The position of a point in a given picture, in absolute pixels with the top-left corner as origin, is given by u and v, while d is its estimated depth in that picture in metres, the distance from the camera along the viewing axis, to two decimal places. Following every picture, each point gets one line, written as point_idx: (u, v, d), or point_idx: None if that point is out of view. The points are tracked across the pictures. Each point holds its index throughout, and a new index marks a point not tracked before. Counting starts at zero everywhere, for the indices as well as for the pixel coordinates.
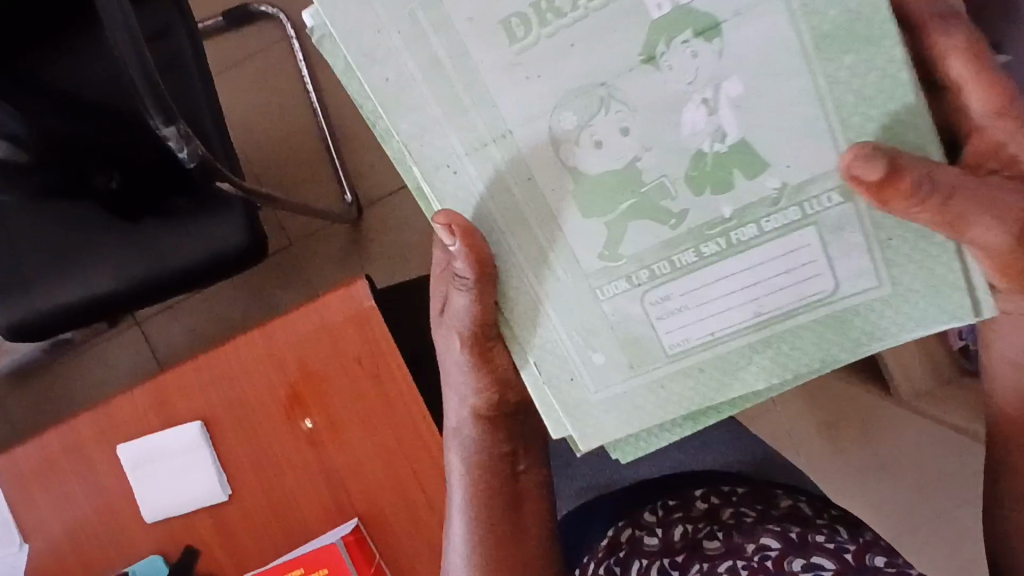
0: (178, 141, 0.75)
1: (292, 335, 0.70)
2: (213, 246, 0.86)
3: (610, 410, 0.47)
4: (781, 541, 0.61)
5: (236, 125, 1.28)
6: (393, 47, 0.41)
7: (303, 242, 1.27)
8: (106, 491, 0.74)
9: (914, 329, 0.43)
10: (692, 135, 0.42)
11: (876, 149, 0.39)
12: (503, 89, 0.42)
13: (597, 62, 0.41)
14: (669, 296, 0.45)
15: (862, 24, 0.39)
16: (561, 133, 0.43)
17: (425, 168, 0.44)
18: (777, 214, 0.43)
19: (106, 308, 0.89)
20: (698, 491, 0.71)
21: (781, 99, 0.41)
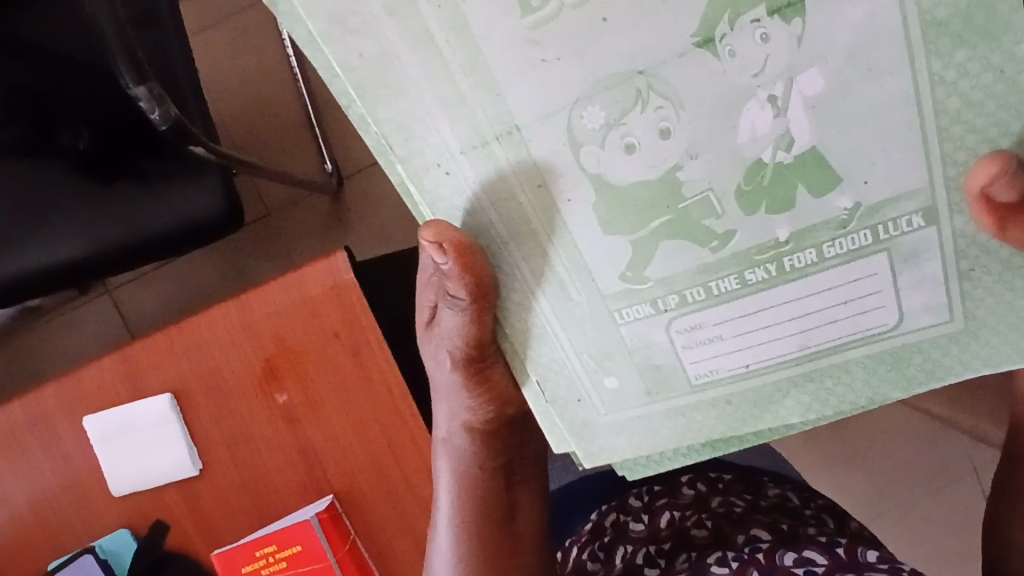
0: (150, 101, 0.72)
1: (270, 308, 0.68)
2: (187, 213, 0.83)
3: (621, 433, 0.47)
4: (771, 533, 0.61)
5: (213, 87, 1.24)
6: (371, 14, 0.35)
7: (284, 212, 1.24)
8: (73, 464, 0.72)
9: (980, 368, 0.39)
10: (751, 141, 0.36)
11: (1019, 167, 0.33)
12: (513, 75, 0.36)
13: (637, 45, 0.34)
14: (701, 325, 0.41)
15: (982, 12, 0.31)
16: (584, 131, 0.37)
17: (412, 166, 0.40)
18: (844, 238, 0.37)
19: (75, 275, 0.86)
20: (685, 477, 0.70)
21: (861, 103, 0.34)
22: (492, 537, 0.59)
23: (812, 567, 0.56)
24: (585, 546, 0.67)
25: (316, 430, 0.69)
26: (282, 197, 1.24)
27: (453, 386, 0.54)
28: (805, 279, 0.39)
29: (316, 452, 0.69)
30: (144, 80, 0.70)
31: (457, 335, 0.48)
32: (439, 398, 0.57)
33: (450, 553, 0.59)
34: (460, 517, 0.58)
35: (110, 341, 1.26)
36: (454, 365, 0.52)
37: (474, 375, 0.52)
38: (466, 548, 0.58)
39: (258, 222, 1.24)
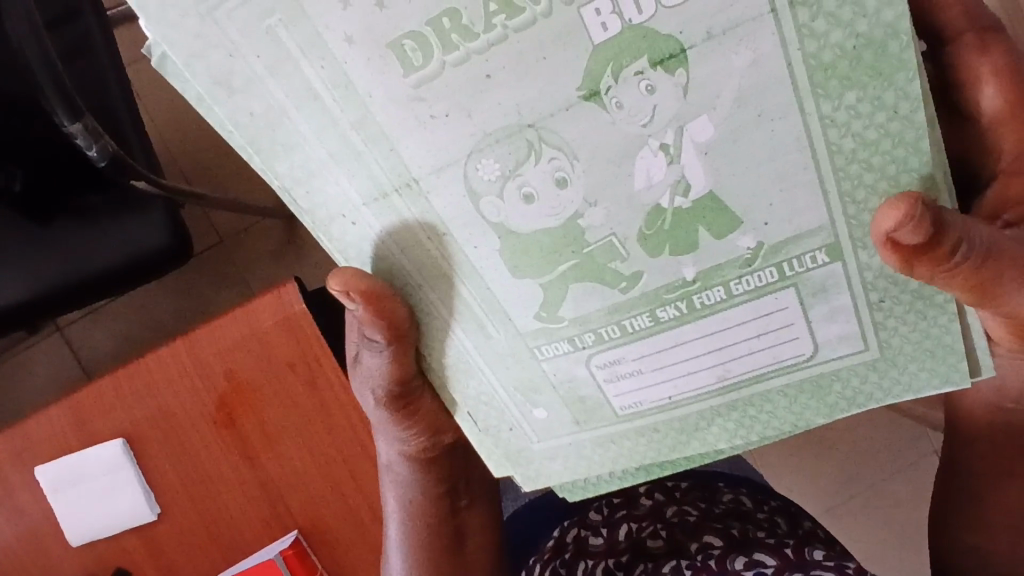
0: (87, 137, 0.71)
1: (218, 345, 0.66)
2: (132, 249, 0.82)
3: (556, 459, 0.48)
4: (724, 539, 0.62)
5: (156, 116, 1.21)
6: (255, 75, 0.34)
7: (236, 239, 1.22)
8: (21, 517, 0.69)
9: (901, 393, 0.40)
10: (647, 188, 0.35)
11: (925, 210, 0.32)
12: (403, 133, 0.35)
13: (524, 98, 0.34)
14: (618, 360, 0.42)
15: (870, 51, 0.31)
16: (480, 184, 0.36)
17: (318, 219, 0.39)
18: (750, 277, 0.38)
19: (22, 316, 0.84)
20: (642, 486, 0.70)
21: (754, 151, 0.34)
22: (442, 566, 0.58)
23: (761, 569, 0.58)
24: (546, 562, 0.65)
25: (263, 474, 0.68)
26: (234, 224, 1.22)
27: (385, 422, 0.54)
28: (714, 316, 0.39)
29: (262, 494, 0.68)
30: (80, 117, 0.69)
31: (380, 373, 0.48)
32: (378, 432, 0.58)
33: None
34: (406, 551, 0.58)
35: (63, 380, 1.22)
36: (380, 402, 0.51)
37: (403, 411, 0.52)
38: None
39: (210, 251, 1.22)
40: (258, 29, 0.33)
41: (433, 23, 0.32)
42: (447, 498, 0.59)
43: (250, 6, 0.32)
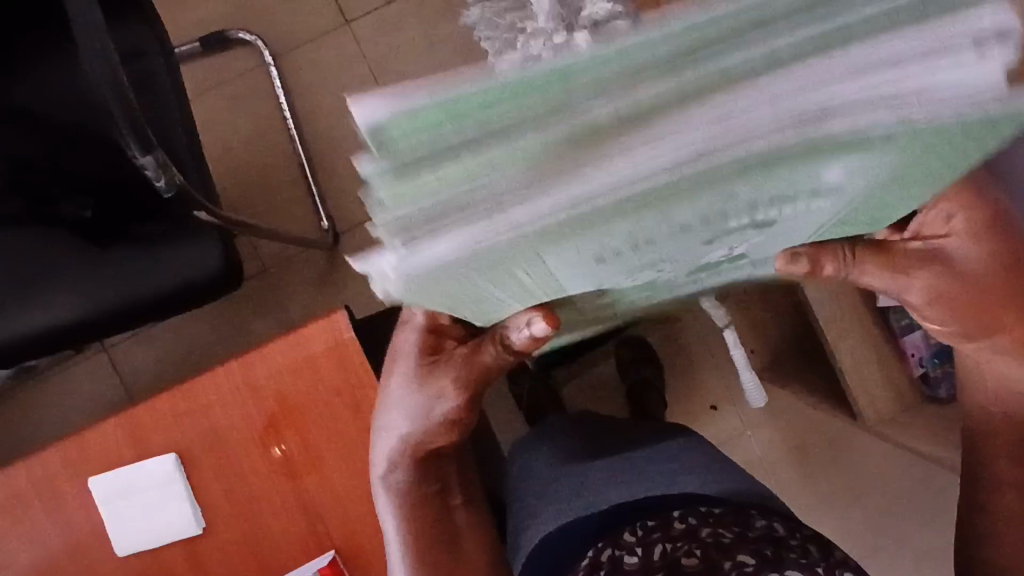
0: (156, 169, 0.76)
1: (271, 367, 0.70)
2: (186, 274, 0.86)
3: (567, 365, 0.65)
4: (756, 558, 0.62)
5: (212, 152, 1.29)
6: (461, 276, 0.33)
7: (280, 267, 1.28)
8: (74, 527, 0.72)
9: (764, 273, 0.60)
10: (705, 254, 0.45)
11: (798, 252, 0.46)
12: (563, 268, 0.37)
13: (665, 238, 0.37)
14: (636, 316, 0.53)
15: (917, 175, 0.35)
16: (599, 271, 0.41)
17: (466, 302, 0.42)
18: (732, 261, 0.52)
19: (72, 336, 0.88)
20: (677, 512, 0.71)
21: (796, 229, 0.42)
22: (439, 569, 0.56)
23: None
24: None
25: (310, 488, 0.71)
26: (279, 254, 1.28)
27: (424, 411, 0.57)
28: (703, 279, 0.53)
29: (304, 511, 0.71)
30: (151, 151, 0.74)
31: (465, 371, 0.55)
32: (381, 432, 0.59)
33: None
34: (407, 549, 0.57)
35: (109, 398, 1.27)
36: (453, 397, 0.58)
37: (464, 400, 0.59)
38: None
39: (256, 278, 1.28)
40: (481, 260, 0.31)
41: (630, 228, 0.33)
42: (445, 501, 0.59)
43: (485, 257, 0.30)
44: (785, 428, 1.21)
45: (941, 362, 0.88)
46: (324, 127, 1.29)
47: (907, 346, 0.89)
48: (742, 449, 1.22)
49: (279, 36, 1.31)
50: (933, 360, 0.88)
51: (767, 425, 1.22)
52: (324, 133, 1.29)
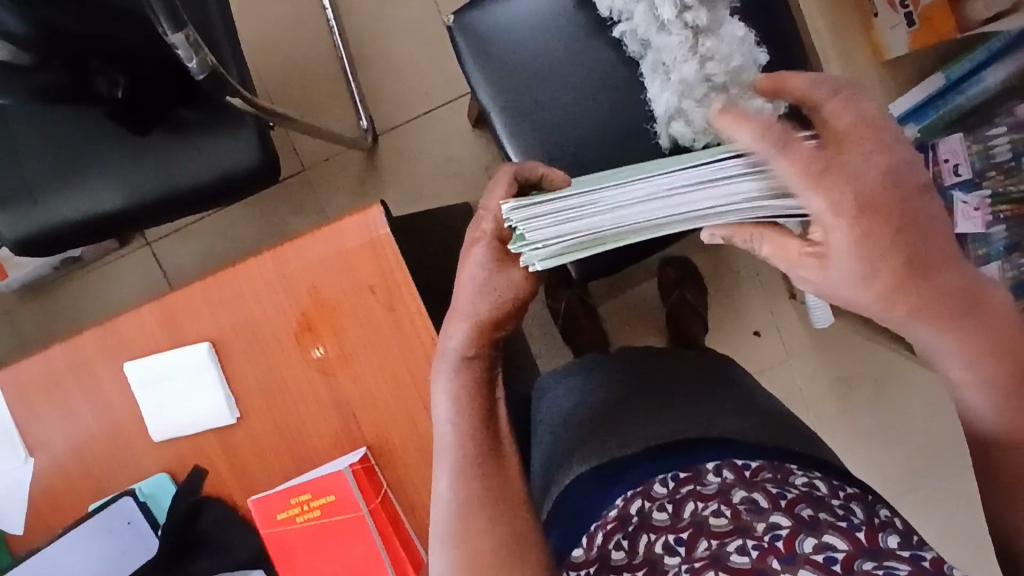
0: (188, 49, 0.72)
1: (306, 259, 0.68)
2: (226, 166, 0.87)
3: None
4: (792, 519, 0.52)
5: (249, 42, 1.24)
6: None
7: (317, 167, 1.25)
8: (110, 409, 0.73)
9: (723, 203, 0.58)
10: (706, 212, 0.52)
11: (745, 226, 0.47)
12: None
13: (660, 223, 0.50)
14: None
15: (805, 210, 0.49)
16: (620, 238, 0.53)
17: None
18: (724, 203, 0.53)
19: (116, 225, 0.90)
20: (711, 465, 0.63)
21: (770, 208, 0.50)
22: (479, 471, 0.54)
23: (833, 554, 0.48)
24: (609, 534, 0.60)
25: (343, 383, 0.69)
26: (317, 151, 1.24)
27: (493, 300, 0.54)
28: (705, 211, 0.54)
29: (338, 408, 0.70)
30: (182, 28, 0.69)
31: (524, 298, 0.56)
32: (453, 315, 0.55)
33: (451, 493, 0.54)
34: (461, 435, 0.55)
35: (149, 291, 1.28)
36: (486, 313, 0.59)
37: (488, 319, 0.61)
38: (466, 483, 0.54)
39: (293, 176, 1.25)
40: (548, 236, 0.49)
41: None
42: (493, 393, 0.57)
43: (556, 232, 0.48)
44: (830, 364, 1.21)
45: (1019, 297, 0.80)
46: (364, 20, 1.23)
47: None
48: (785, 383, 1.21)
49: None
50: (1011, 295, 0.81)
51: (811, 357, 1.21)
52: (365, 25, 1.23)
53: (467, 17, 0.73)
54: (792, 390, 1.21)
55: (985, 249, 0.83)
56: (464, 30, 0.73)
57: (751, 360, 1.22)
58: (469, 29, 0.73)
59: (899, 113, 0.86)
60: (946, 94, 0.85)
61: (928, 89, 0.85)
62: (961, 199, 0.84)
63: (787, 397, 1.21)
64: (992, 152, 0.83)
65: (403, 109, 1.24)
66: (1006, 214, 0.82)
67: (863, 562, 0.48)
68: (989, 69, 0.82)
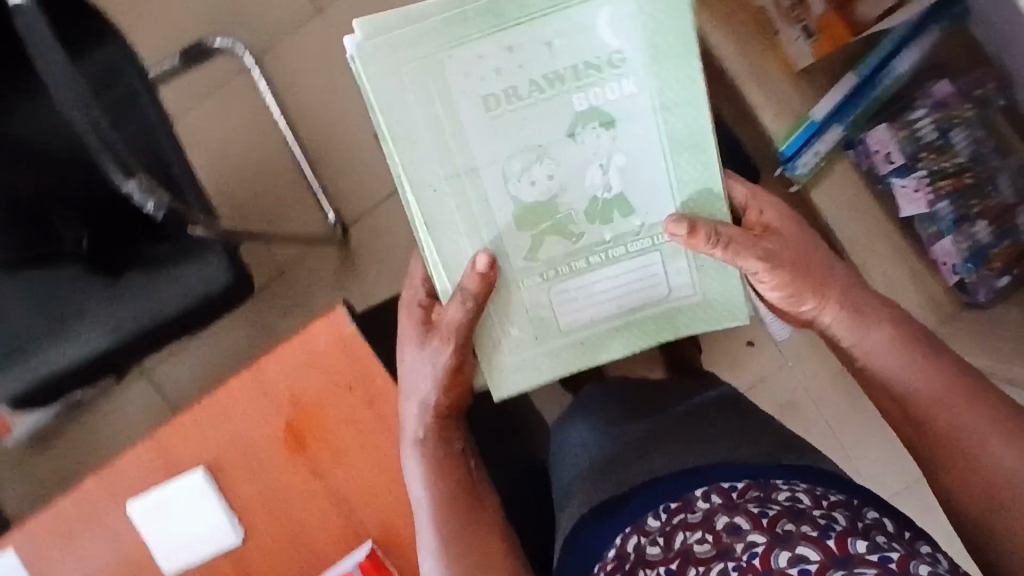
0: (143, 193, 0.76)
1: (282, 369, 0.70)
2: (199, 289, 0.90)
3: (543, 356, 0.63)
4: (766, 534, 0.55)
5: (209, 163, 1.30)
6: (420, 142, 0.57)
7: (294, 268, 1.28)
8: (121, 548, 0.74)
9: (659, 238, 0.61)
10: (591, 183, 0.59)
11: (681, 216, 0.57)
12: (478, 139, 0.57)
13: (539, 129, 0.58)
14: (567, 288, 0.61)
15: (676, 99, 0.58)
16: (510, 176, 0.58)
17: (420, 191, 0.58)
18: (607, 168, 0.59)
19: (104, 365, 0.92)
20: (701, 491, 0.64)
21: (641, 118, 0.58)
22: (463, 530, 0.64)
23: (806, 566, 0.51)
24: None
25: (337, 481, 0.71)
26: (292, 254, 1.28)
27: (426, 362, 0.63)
28: (602, 151, 0.59)
29: (337, 507, 0.71)
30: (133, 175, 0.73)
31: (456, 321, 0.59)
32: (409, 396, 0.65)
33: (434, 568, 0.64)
34: (436, 510, 0.65)
35: (152, 419, 1.30)
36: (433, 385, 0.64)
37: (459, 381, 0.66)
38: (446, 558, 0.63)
39: (273, 281, 1.28)
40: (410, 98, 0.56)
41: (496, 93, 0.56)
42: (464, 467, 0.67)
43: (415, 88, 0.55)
44: (828, 361, 1.22)
45: (975, 266, 0.85)
46: (317, 121, 1.29)
47: (939, 255, 0.88)
48: (787, 388, 1.22)
49: (258, 37, 1.30)
50: (968, 266, 0.86)
51: (807, 357, 1.22)
52: (319, 125, 1.29)
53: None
54: (796, 394, 1.22)
55: (936, 227, 0.87)
56: None
57: (749, 370, 1.23)
58: None
59: (822, 117, 0.87)
60: (863, 89, 0.87)
61: (844, 90, 0.87)
62: (899, 184, 0.88)
63: (793, 401, 1.22)
64: (920, 134, 0.87)
65: (367, 197, 1.28)
66: (949, 190, 0.86)
67: (834, 571, 0.50)
68: (898, 58, 0.85)
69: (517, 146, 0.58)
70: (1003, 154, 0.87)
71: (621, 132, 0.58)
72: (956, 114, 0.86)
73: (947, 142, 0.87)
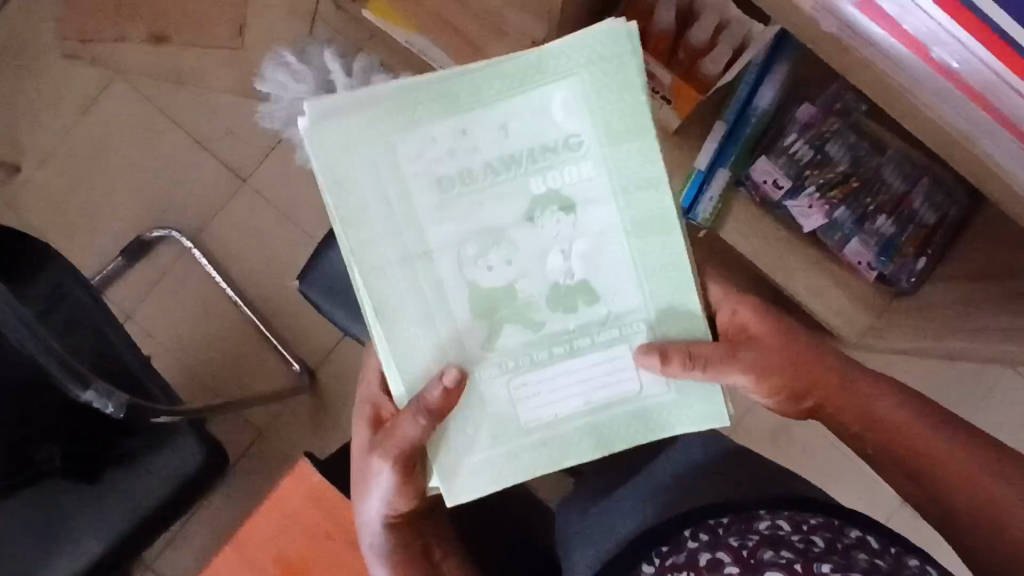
0: (102, 397, 0.78)
1: (262, 536, 0.72)
2: (176, 472, 0.93)
3: (507, 460, 0.60)
4: (738, 565, 0.60)
5: (171, 345, 1.35)
6: (376, 224, 0.56)
7: (272, 424, 1.31)
8: None
9: (620, 311, 0.60)
10: (551, 271, 0.59)
11: (650, 346, 0.59)
12: (429, 225, 0.57)
13: (496, 216, 0.57)
14: (529, 382, 0.60)
15: (640, 187, 0.57)
16: (465, 260, 0.58)
17: (370, 273, 0.57)
18: (566, 245, 0.59)
19: (101, 572, 0.93)
20: (687, 531, 0.67)
21: (603, 210, 0.58)
22: None
23: None
24: None
25: None
26: (267, 412, 1.31)
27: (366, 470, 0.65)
28: (559, 236, 0.58)
29: None
30: (91, 382, 0.76)
31: (410, 446, 0.59)
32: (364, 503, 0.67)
33: None
34: None
35: None
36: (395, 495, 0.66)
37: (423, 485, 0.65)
38: None
39: (254, 443, 1.30)
40: (372, 179, 0.55)
41: (454, 180, 0.56)
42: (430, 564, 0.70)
43: (375, 171, 0.55)
44: None
45: (889, 257, 0.92)
46: (264, 281, 1.35)
47: (852, 257, 0.94)
48: None
49: (192, 218, 1.38)
50: (882, 259, 0.92)
51: None
52: (267, 285, 1.35)
53: (309, 276, 0.82)
54: None
55: (841, 232, 0.94)
56: (314, 286, 0.82)
57: None
58: (314, 284, 0.82)
59: (706, 165, 0.94)
60: (735, 129, 0.95)
61: (719, 134, 0.94)
62: (793, 205, 0.94)
63: None
64: (798, 156, 0.95)
65: (327, 339, 1.33)
66: (840, 198, 0.94)
67: None
68: (757, 94, 0.94)
69: (472, 231, 0.58)
70: (878, 150, 0.95)
71: (582, 218, 0.58)
72: (824, 131, 0.95)
73: (824, 156, 0.95)
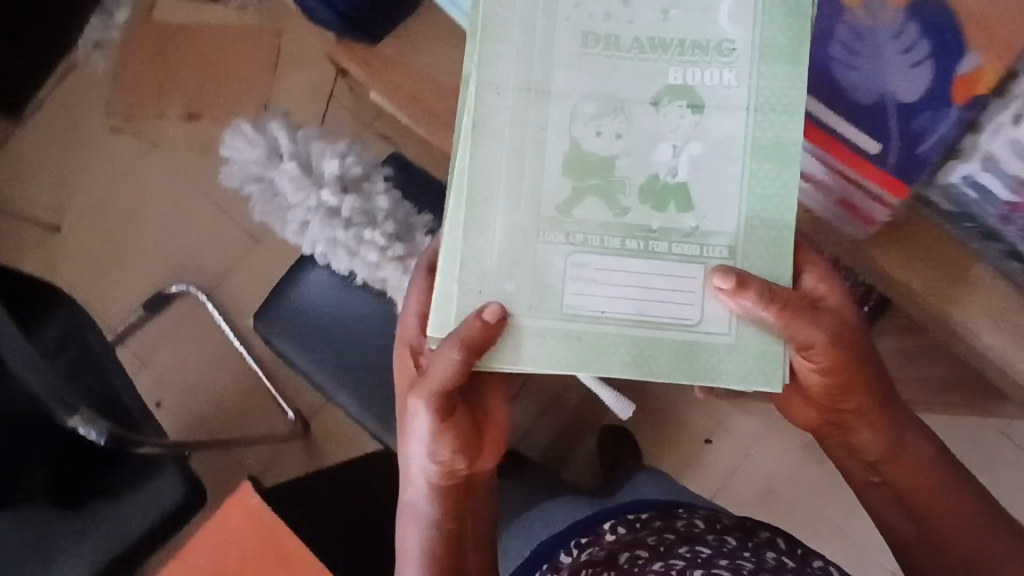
0: (86, 425, 0.88)
1: (205, 551, 0.80)
2: (157, 505, 1.01)
3: (535, 340, 0.57)
4: (649, 550, 0.71)
5: (182, 391, 1.46)
6: (510, 35, 0.57)
7: (267, 469, 1.40)
8: None
9: (703, 223, 0.57)
10: (658, 159, 0.57)
11: (730, 269, 0.56)
12: (559, 66, 0.57)
13: (622, 81, 0.57)
14: (586, 265, 0.57)
15: (774, 115, 0.57)
16: (578, 114, 0.57)
17: (483, 78, 0.57)
18: (679, 140, 0.57)
19: None
20: (608, 525, 0.79)
21: (733, 126, 0.57)
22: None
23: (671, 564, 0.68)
24: None
25: None
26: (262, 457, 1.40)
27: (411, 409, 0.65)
28: (672, 130, 0.57)
29: None
30: (77, 410, 0.87)
31: (447, 376, 0.59)
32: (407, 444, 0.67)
33: None
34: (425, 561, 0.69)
35: None
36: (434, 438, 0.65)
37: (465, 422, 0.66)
38: None
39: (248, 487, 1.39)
40: None
41: (601, 32, 0.57)
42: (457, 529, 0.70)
43: None
44: None
45: None
46: None
47: None
48: None
49: (209, 276, 1.51)
50: None
51: None
52: None
53: (264, 317, 0.98)
54: None
55: None
56: (266, 324, 0.97)
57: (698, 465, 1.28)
58: (268, 322, 0.98)
59: None
60: None
61: None
62: None
63: None
64: None
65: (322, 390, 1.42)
66: None
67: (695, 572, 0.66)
68: None
69: (594, 90, 0.57)
70: None
71: (706, 123, 0.57)
72: None
73: None
